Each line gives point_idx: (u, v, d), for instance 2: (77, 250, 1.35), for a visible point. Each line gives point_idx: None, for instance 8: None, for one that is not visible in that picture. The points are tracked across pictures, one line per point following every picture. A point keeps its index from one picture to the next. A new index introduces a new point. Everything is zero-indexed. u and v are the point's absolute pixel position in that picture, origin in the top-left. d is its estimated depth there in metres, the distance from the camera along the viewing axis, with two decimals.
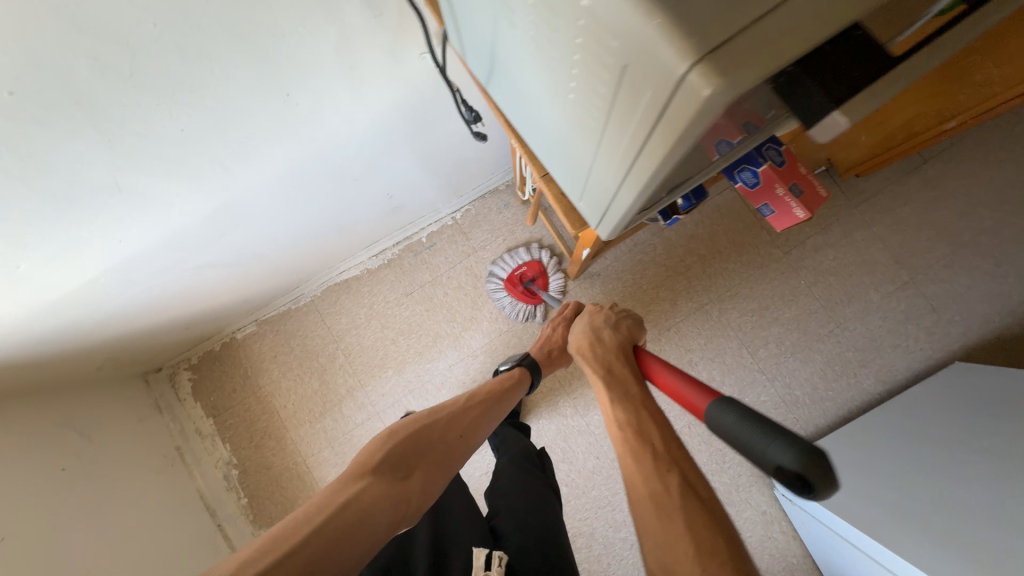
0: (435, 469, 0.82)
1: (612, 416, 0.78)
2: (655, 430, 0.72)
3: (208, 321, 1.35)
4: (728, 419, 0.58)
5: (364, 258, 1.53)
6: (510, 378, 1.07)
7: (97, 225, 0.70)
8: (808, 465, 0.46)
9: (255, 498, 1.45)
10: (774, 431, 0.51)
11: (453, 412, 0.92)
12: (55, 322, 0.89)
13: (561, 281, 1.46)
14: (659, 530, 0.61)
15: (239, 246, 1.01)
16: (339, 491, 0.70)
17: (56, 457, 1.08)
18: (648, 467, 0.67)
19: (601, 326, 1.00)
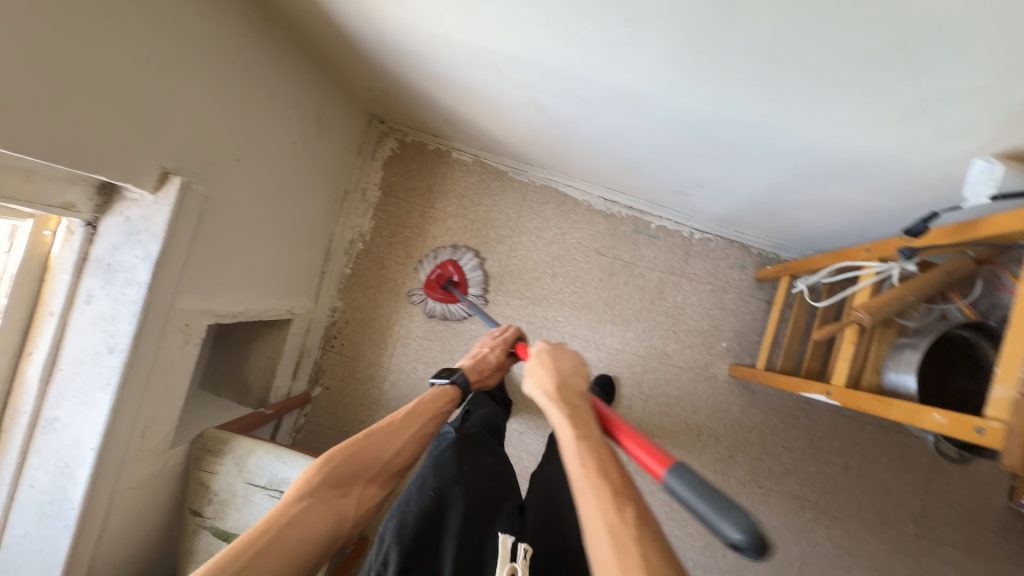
0: (373, 486, 0.80)
1: (568, 451, 0.63)
2: (612, 465, 0.61)
3: (457, 129, 1.34)
4: (685, 487, 0.54)
5: (596, 195, 1.47)
6: (442, 398, 0.94)
7: (575, 27, 0.65)
8: (752, 540, 0.47)
9: (356, 276, 1.53)
10: (724, 504, 0.50)
11: (393, 430, 0.84)
12: (415, 47, 0.87)
13: (480, 280, 1.46)
14: (614, 562, 0.50)
15: (579, 117, 0.96)
16: (272, 520, 0.68)
17: (295, 129, 1.12)
18: (605, 497, 0.55)
19: (567, 369, 0.79)
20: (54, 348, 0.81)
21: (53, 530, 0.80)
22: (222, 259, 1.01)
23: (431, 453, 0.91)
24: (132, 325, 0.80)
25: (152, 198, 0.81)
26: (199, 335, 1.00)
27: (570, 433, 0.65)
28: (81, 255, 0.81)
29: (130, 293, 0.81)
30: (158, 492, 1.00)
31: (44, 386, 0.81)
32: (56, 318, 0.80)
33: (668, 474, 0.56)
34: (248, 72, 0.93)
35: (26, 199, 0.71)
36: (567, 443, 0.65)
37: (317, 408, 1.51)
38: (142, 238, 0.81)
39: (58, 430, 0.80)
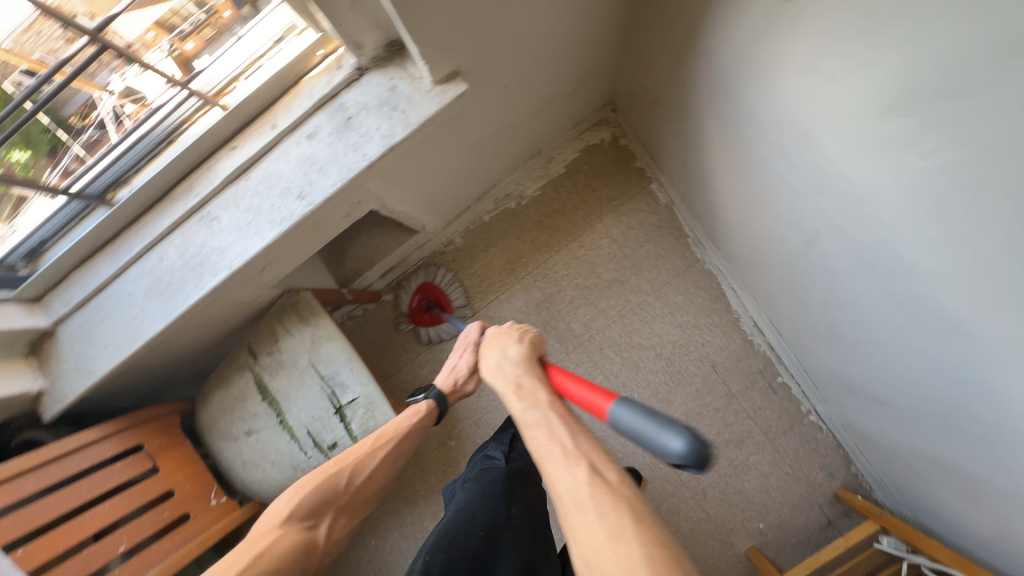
0: (343, 514, 0.80)
1: (523, 423, 0.62)
2: (565, 432, 0.58)
3: (683, 173, 1.22)
4: (630, 417, 0.56)
5: (750, 316, 1.36)
6: (418, 415, 0.88)
7: (972, 245, 0.54)
8: (692, 446, 0.50)
9: (489, 227, 1.46)
10: (658, 420, 0.53)
11: (369, 452, 0.83)
12: (754, 111, 0.77)
13: (461, 291, 1.42)
14: (578, 525, 0.49)
15: (839, 278, 0.85)
16: (237, 557, 0.65)
17: (558, 82, 1.03)
18: (558, 459, 0.55)
19: (512, 340, 0.76)
20: (254, 158, 0.77)
21: (153, 309, 0.80)
22: (424, 161, 0.95)
23: (478, 482, 0.86)
24: (331, 187, 0.76)
25: (428, 87, 0.74)
26: (359, 214, 0.96)
27: (518, 408, 0.64)
28: (331, 93, 0.75)
29: (350, 158, 0.75)
30: (236, 315, 0.99)
31: (225, 184, 0.78)
32: (274, 134, 0.76)
33: (615, 407, 0.58)
34: (576, 14, 0.84)
35: (337, 24, 0.65)
36: (517, 413, 0.64)
37: (378, 311, 1.48)
38: (394, 116, 0.75)
39: (212, 230, 0.78)
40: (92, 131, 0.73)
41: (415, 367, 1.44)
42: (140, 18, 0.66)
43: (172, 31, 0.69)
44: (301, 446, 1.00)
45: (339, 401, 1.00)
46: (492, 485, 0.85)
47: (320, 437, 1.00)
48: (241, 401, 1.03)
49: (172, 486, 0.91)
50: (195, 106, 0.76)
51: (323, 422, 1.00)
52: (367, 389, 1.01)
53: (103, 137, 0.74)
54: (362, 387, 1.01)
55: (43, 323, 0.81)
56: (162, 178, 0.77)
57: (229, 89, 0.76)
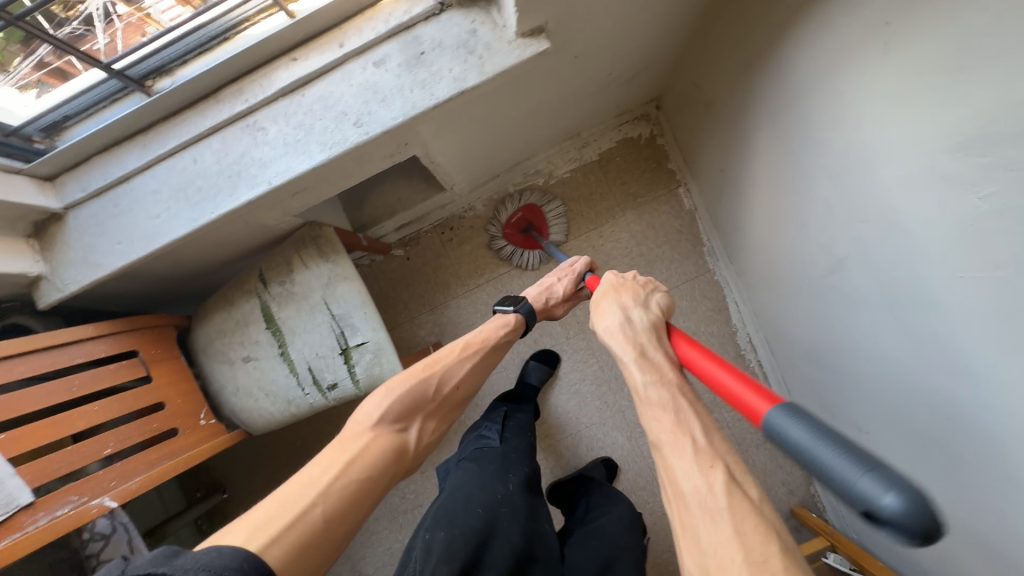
0: (432, 420, 0.79)
1: (644, 400, 0.60)
2: (698, 425, 0.55)
3: (717, 182, 1.24)
4: (806, 438, 0.44)
5: (748, 332, 1.41)
6: (505, 328, 0.90)
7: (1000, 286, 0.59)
8: (915, 511, 0.36)
9: (514, 200, 1.44)
10: (868, 464, 0.40)
11: (456, 360, 0.83)
12: (817, 131, 0.79)
13: (561, 217, 1.41)
14: (701, 525, 0.48)
15: (853, 304, 0.89)
16: (331, 456, 0.65)
17: (620, 65, 1.02)
18: (687, 459, 0.52)
19: (637, 303, 0.74)
20: (314, 74, 0.73)
21: (178, 213, 0.75)
22: (478, 116, 0.92)
23: (474, 462, 0.90)
24: (391, 120, 0.74)
25: (508, 40, 0.72)
26: (402, 157, 0.93)
27: (641, 380, 0.61)
28: (407, 23, 0.72)
29: (415, 95, 0.73)
30: (254, 237, 0.95)
31: (278, 96, 0.74)
32: (339, 54, 0.73)
33: (778, 415, 0.47)
34: None
35: None
36: (636, 386, 0.61)
37: (386, 264, 1.46)
38: (469, 61, 0.72)
39: (257, 140, 0.74)
40: (75, 24, 0.68)
41: (415, 326, 1.44)
42: None
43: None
44: (300, 382, 0.98)
45: (347, 343, 0.98)
46: (487, 464, 0.89)
47: (321, 375, 0.98)
48: (243, 326, 0.99)
49: (162, 400, 0.86)
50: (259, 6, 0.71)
51: (326, 360, 0.98)
52: (378, 335, 0.99)
53: (89, 33, 0.69)
54: (373, 332, 0.99)
55: (54, 207, 0.76)
56: (211, 77, 0.72)
57: None
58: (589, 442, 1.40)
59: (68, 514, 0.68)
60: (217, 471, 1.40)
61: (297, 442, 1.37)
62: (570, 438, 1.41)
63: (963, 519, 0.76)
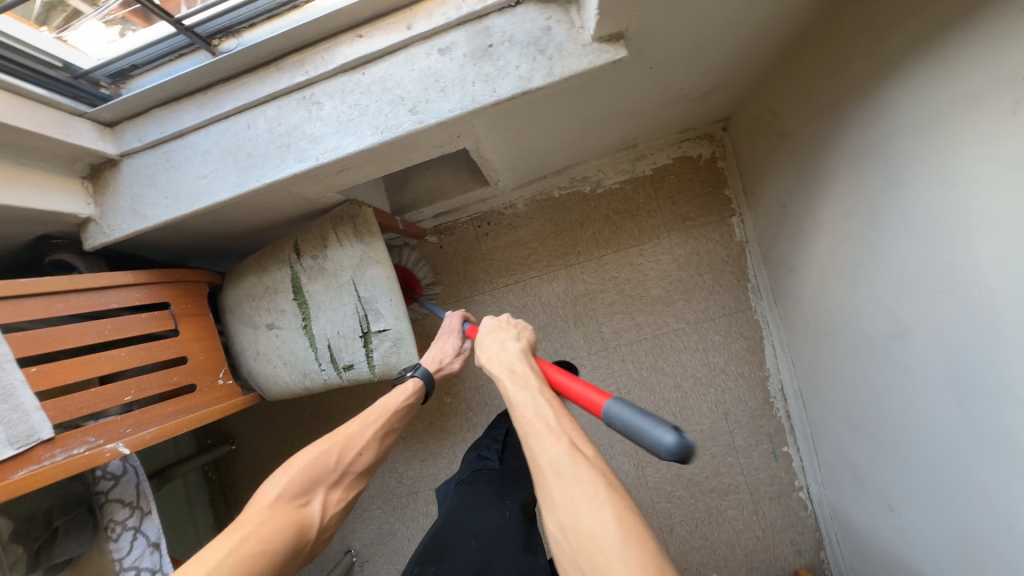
0: (337, 491, 0.74)
1: (516, 406, 0.62)
2: (550, 412, 0.60)
3: (776, 218, 1.16)
4: (623, 411, 0.58)
5: (781, 380, 1.33)
6: (406, 393, 0.88)
7: None
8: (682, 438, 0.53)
9: (556, 204, 1.40)
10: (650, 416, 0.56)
11: (357, 433, 0.80)
12: (907, 183, 0.71)
13: (427, 271, 1.39)
14: (558, 487, 0.51)
15: (912, 378, 0.81)
16: (224, 537, 0.60)
17: (695, 80, 0.95)
18: (542, 434, 0.57)
19: (512, 337, 0.78)
20: (378, 54, 0.71)
21: (225, 176, 0.75)
22: (536, 117, 0.88)
23: (471, 486, 0.87)
24: (448, 112, 0.71)
25: (583, 43, 0.68)
26: (451, 148, 0.90)
27: (512, 391, 0.65)
28: (480, 12, 0.69)
29: (477, 89, 0.70)
30: (294, 207, 0.95)
31: (338, 71, 0.72)
32: (406, 36, 0.70)
33: (609, 403, 0.60)
34: (755, 15, 0.77)
35: None
36: (509, 398, 0.64)
37: (418, 249, 1.44)
38: (538, 60, 0.68)
39: (311, 114, 0.73)
40: None
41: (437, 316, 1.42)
42: None
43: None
44: (318, 357, 0.99)
45: (368, 327, 0.97)
46: (484, 488, 0.86)
47: (338, 354, 0.98)
48: (271, 293, 1.00)
49: (186, 354, 0.88)
50: None
51: (346, 340, 0.98)
52: (400, 324, 0.97)
53: None
54: (395, 321, 0.97)
55: (111, 152, 0.77)
56: (276, 43, 0.71)
57: None
58: None
59: (83, 454, 0.69)
60: (228, 424, 1.45)
61: (306, 411, 1.40)
62: None
63: None
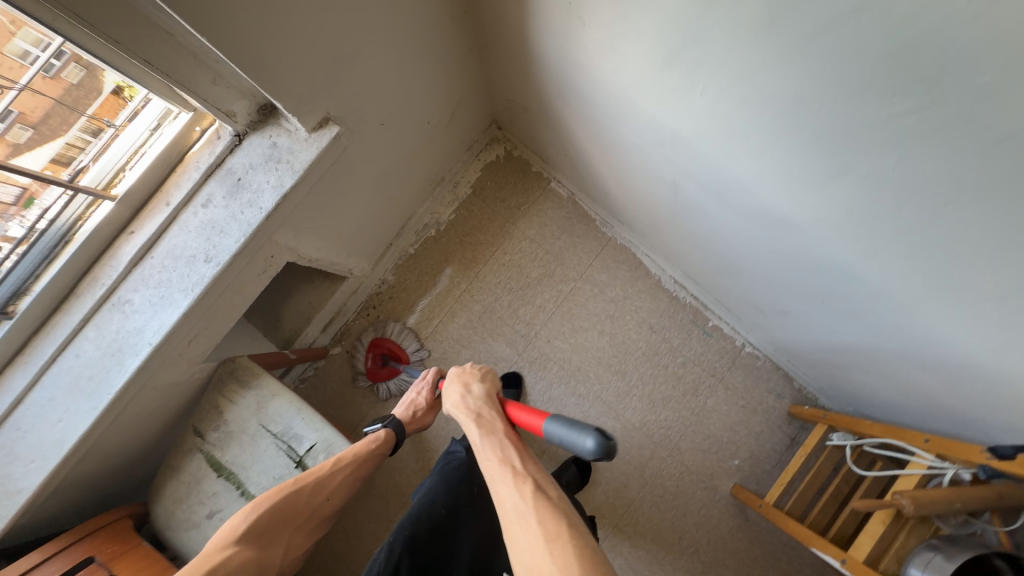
0: (297, 533, 0.89)
1: (478, 447, 0.75)
2: (516, 455, 0.71)
3: (571, 165, 1.37)
4: (557, 426, 0.69)
5: (669, 274, 1.49)
6: (377, 443, 0.99)
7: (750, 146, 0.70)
8: (602, 445, 0.63)
9: (416, 257, 1.53)
10: (575, 424, 0.67)
11: (319, 480, 0.91)
12: (592, 95, 0.91)
13: (412, 338, 1.47)
14: (518, 526, 0.61)
15: (705, 211, 0.99)
16: (198, 566, 0.74)
17: (433, 111, 1.15)
18: (508, 479, 0.67)
19: (483, 382, 0.89)
20: (155, 236, 0.81)
21: (79, 406, 0.79)
22: (327, 205, 1.02)
23: (440, 471, 0.99)
24: (235, 244, 0.81)
25: (304, 136, 0.83)
26: (277, 268, 1.00)
27: (477, 436, 0.76)
28: (217, 161, 0.82)
29: (247, 215, 0.81)
30: (172, 399, 0.99)
31: (130, 268, 0.80)
32: (169, 211, 0.81)
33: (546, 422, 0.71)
34: (425, 50, 0.97)
35: (203, 98, 0.72)
36: (475, 442, 0.76)
37: (329, 366, 1.49)
38: (280, 167, 0.82)
39: (126, 313, 0.80)
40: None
41: (380, 409, 1.46)
42: (34, 156, 0.70)
43: (69, 164, 0.74)
44: None
45: (298, 453, 0.99)
46: (452, 472, 0.98)
47: None
48: (197, 484, 1.00)
49: None
50: (84, 203, 0.77)
51: (286, 479, 0.98)
52: (323, 432, 1.00)
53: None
54: (318, 433, 1.00)
55: None
56: (61, 279, 0.78)
57: (117, 179, 0.79)
58: None
59: None
60: None
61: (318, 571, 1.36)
62: None
63: (895, 330, 0.82)
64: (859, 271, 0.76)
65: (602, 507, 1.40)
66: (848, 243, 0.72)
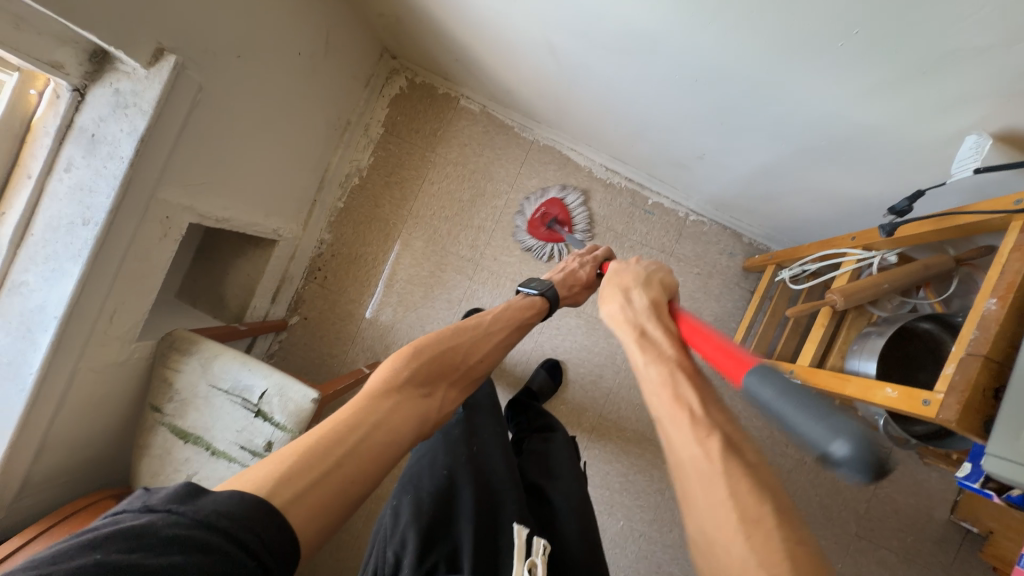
0: (455, 388, 0.78)
1: (645, 379, 0.60)
2: (694, 396, 0.55)
3: (467, 72, 1.32)
4: (770, 391, 0.48)
5: (598, 162, 1.46)
6: (527, 309, 0.93)
7: None
8: (862, 456, 0.39)
9: (347, 210, 1.51)
10: (821, 412, 0.43)
11: (476, 338, 0.83)
12: None
13: (587, 219, 1.44)
14: (698, 494, 0.48)
15: (585, 63, 0.95)
16: (359, 412, 0.64)
17: (300, 40, 1.10)
18: (685, 429, 0.52)
19: (638, 282, 0.76)
20: (28, 213, 0.80)
21: (7, 392, 0.81)
22: (213, 156, 1.00)
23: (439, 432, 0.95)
24: (108, 201, 0.79)
25: (144, 74, 0.80)
26: (179, 232, 0.99)
27: (641, 361, 0.62)
28: (66, 122, 0.79)
29: (111, 167, 0.79)
30: (120, 382, 1.00)
31: (15, 249, 0.80)
32: (33, 182, 0.79)
33: (756, 381, 0.51)
34: None
35: (14, 48, 0.68)
36: (638, 367, 0.62)
37: (292, 336, 1.50)
38: (129, 113, 0.79)
39: (23, 294, 0.80)
40: None
41: (351, 364, 1.48)
42: None
43: None
44: (241, 462, 1.00)
45: (254, 403, 1.01)
46: (452, 432, 0.94)
47: (252, 444, 1.00)
48: (167, 455, 1.02)
49: None
50: None
51: (249, 429, 1.00)
52: (273, 377, 1.02)
53: None
54: (267, 379, 1.02)
55: None
56: None
57: None
58: (551, 343, 1.44)
59: None
60: None
61: None
62: (533, 351, 1.44)
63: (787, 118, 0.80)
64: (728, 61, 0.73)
65: (584, 401, 1.42)
66: (706, 28, 0.69)
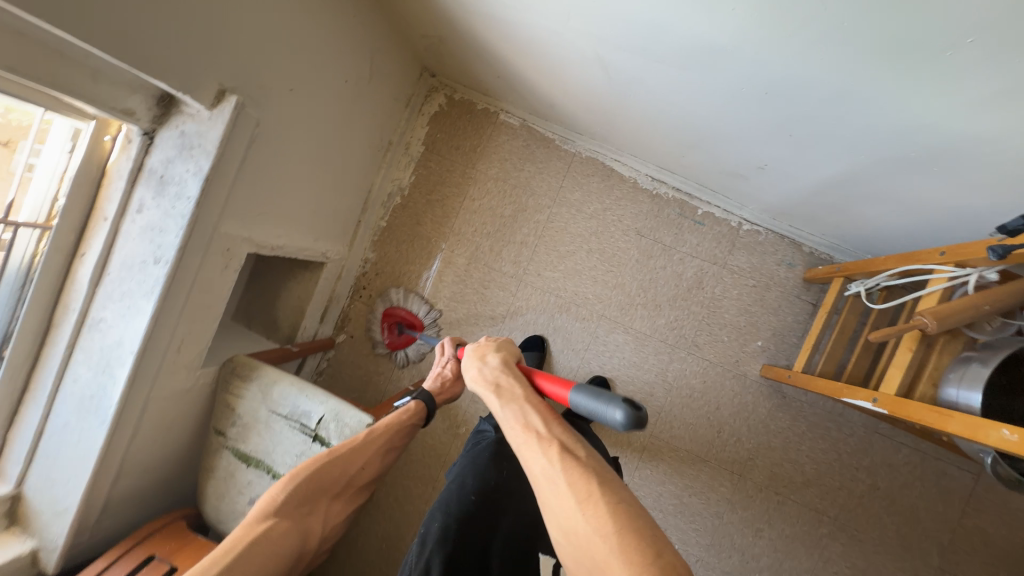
0: (333, 504, 0.88)
1: (501, 421, 0.65)
2: (537, 420, 0.62)
3: (508, 88, 1.31)
4: (583, 397, 0.64)
5: (643, 172, 1.41)
6: (406, 414, 0.97)
7: None
8: (629, 416, 0.58)
9: (390, 229, 1.53)
10: (602, 397, 0.61)
11: (355, 448, 0.91)
12: None
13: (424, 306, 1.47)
14: (554, 502, 0.54)
15: (639, 77, 0.91)
16: (241, 536, 0.74)
17: (346, 68, 1.11)
18: (533, 449, 0.59)
19: (490, 347, 0.79)
20: (105, 253, 0.84)
21: (91, 423, 0.85)
22: (268, 187, 1.02)
23: (470, 454, 0.91)
24: (177, 240, 0.82)
25: (208, 115, 0.82)
26: (238, 263, 1.02)
27: (496, 406, 0.67)
28: (137, 165, 0.83)
29: (179, 207, 0.82)
30: (187, 408, 1.04)
31: (93, 287, 0.84)
32: (109, 224, 0.83)
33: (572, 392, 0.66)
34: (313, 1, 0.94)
35: (90, 99, 0.71)
36: (496, 411, 0.67)
37: (339, 354, 1.53)
38: (195, 153, 0.82)
39: (103, 330, 0.84)
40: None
41: (396, 383, 1.49)
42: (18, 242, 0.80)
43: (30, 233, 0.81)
44: None
45: (311, 428, 1.03)
46: (480, 454, 0.89)
47: None
48: (231, 478, 1.05)
49: None
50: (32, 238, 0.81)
51: (307, 454, 1.02)
52: (328, 403, 1.04)
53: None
54: (323, 405, 1.04)
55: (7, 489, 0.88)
56: (38, 313, 0.83)
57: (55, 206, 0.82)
58: (597, 360, 1.41)
59: None
60: None
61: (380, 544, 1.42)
62: (579, 368, 1.40)
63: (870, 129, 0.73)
64: (806, 72, 0.68)
65: None
66: (782, 40, 0.64)
